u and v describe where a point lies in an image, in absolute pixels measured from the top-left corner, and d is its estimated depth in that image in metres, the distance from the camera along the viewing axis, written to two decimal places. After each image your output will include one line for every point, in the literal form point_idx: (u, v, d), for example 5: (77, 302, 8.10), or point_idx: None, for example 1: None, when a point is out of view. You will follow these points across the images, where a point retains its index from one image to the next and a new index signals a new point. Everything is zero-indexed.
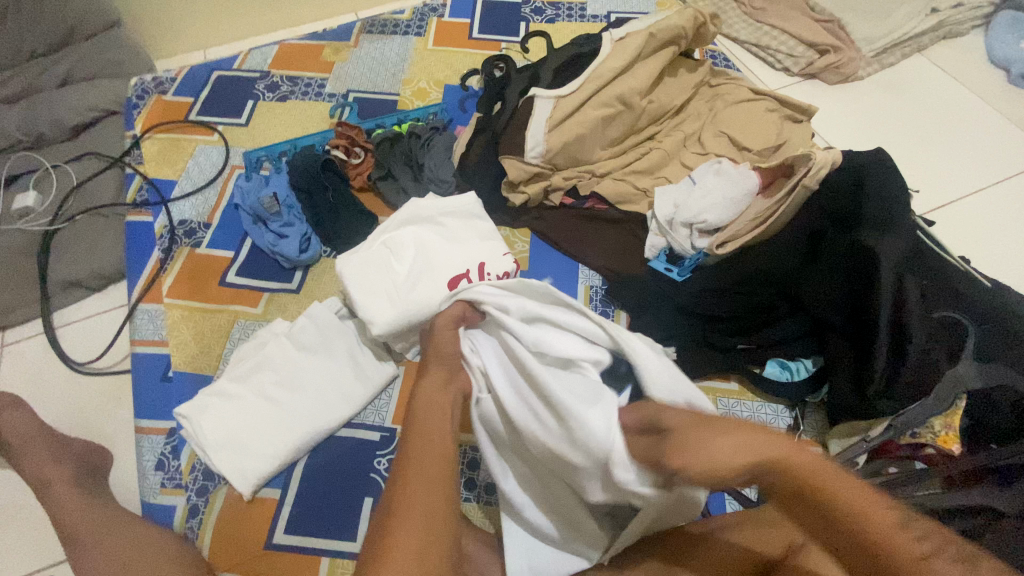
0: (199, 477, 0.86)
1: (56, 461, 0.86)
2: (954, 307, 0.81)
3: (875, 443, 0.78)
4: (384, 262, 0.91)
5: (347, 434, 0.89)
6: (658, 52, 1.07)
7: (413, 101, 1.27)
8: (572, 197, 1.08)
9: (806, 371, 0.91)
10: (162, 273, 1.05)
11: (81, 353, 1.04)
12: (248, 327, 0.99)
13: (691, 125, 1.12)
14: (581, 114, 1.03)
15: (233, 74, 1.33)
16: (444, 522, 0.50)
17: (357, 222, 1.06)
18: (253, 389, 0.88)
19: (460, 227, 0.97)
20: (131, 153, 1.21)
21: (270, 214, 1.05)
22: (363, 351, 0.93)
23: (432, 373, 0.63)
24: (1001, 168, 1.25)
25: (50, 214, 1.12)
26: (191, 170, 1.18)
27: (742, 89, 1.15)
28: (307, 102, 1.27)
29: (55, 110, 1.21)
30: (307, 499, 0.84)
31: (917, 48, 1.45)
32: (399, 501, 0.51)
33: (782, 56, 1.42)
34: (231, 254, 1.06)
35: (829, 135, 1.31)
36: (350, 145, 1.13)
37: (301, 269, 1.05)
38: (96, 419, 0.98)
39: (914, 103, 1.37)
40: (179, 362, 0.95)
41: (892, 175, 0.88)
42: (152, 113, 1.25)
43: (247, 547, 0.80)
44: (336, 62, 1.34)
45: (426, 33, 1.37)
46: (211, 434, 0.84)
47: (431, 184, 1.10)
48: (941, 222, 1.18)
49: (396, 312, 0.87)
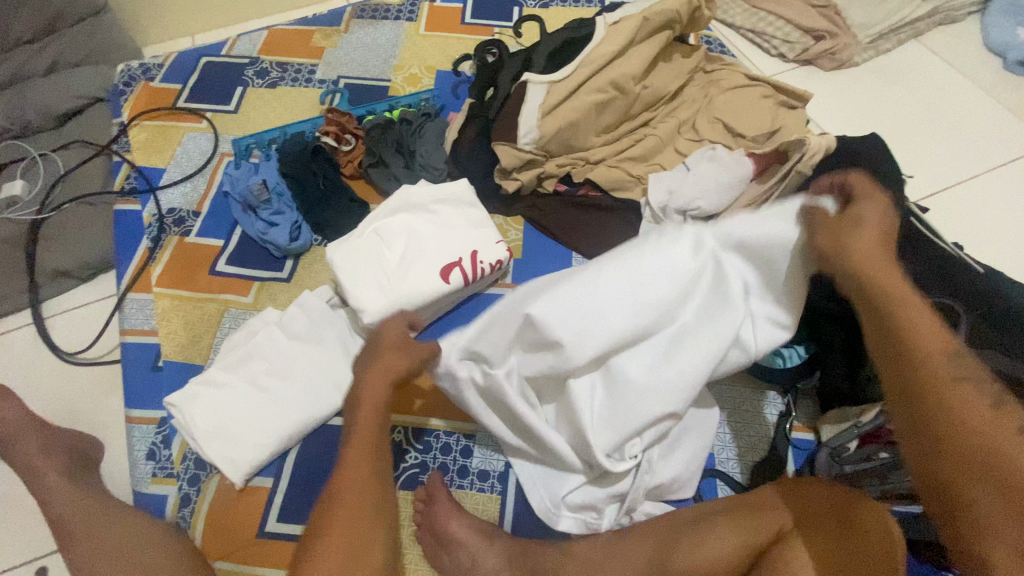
0: (191, 467, 0.85)
1: (46, 452, 0.85)
2: (945, 291, 0.82)
3: (864, 432, 0.76)
4: (375, 250, 0.90)
5: (339, 423, 0.89)
6: (652, 37, 1.05)
7: (405, 87, 1.25)
8: (566, 183, 1.08)
9: (799, 357, 0.86)
10: (151, 262, 1.03)
11: (70, 344, 1.03)
12: (239, 316, 0.98)
13: (686, 111, 1.11)
14: (574, 100, 1.01)
15: (221, 60, 1.31)
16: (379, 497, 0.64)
17: (348, 210, 1.05)
18: (244, 378, 0.87)
19: (453, 214, 0.96)
20: (118, 140, 1.19)
21: (259, 202, 1.03)
22: (355, 341, 0.93)
23: (386, 358, 0.73)
24: (994, 155, 1.25)
25: (36, 203, 1.11)
26: (179, 158, 1.16)
27: (738, 74, 1.13)
28: (297, 89, 1.25)
29: (39, 97, 1.18)
30: (299, 488, 0.84)
31: (913, 34, 1.44)
32: (351, 473, 0.64)
33: (778, 42, 1.40)
34: (221, 242, 1.05)
35: (824, 122, 1.31)
36: (341, 132, 1.11)
37: (292, 258, 1.04)
38: (86, 410, 0.97)
39: (909, 90, 1.36)
40: (169, 351, 0.94)
41: (882, 160, 0.87)
42: (139, 100, 1.23)
43: (239, 536, 0.80)
44: (326, 47, 1.32)
45: (418, 19, 1.35)
46: (202, 424, 0.84)
47: (423, 171, 1.09)
48: (935, 209, 1.18)
49: (387, 301, 0.87)
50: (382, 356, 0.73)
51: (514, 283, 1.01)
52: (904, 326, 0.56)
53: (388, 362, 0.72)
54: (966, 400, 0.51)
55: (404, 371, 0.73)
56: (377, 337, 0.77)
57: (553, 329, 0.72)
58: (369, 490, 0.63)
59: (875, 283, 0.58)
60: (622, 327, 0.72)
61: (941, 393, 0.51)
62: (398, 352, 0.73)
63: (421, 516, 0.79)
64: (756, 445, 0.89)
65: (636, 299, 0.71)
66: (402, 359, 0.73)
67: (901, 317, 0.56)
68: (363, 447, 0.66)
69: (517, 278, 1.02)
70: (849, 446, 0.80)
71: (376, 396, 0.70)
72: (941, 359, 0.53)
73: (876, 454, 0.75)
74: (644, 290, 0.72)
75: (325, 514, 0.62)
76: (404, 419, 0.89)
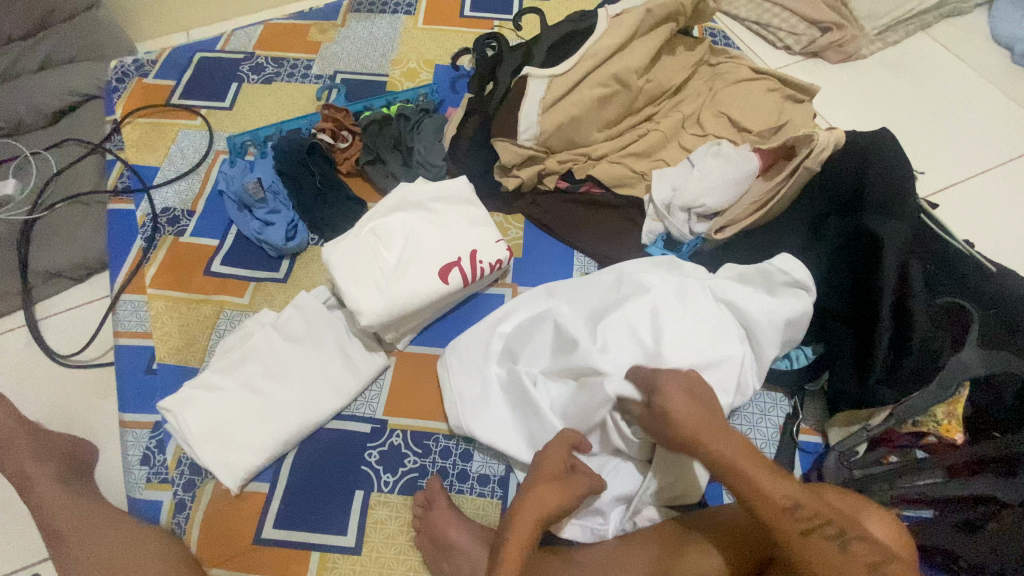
0: (186, 472, 0.84)
1: (39, 457, 0.83)
2: (955, 293, 0.80)
3: (874, 433, 0.78)
4: (372, 250, 0.88)
5: (336, 426, 0.87)
6: (656, 29, 1.03)
7: (402, 82, 1.22)
8: (568, 179, 1.05)
9: (807, 359, 0.87)
10: (145, 263, 1.01)
11: (64, 345, 1.01)
12: (234, 318, 0.96)
13: (690, 105, 1.08)
14: (576, 94, 0.99)
15: (216, 56, 1.28)
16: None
17: (346, 209, 1.04)
18: (240, 382, 0.85)
19: (451, 213, 0.94)
20: (111, 138, 1.16)
21: (254, 200, 1.01)
22: (352, 343, 0.91)
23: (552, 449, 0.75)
24: (1004, 150, 1.22)
25: (29, 203, 1.09)
26: (173, 156, 1.14)
27: (743, 67, 1.10)
28: (293, 84, 1.23)
29: (32, 94, 1.16)
30: (296, 493, 0.82)
31: (920, 26, 1.41)
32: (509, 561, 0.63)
33: (783, 35, 1.37)
34: (216, 242, 1.03)
35: (830, 116, 1.28)
36: (337, 128, 1.09)
37: (289, 258, 1.02)
38: (80, 413, 0.96)
39: (918, 84, 1.33)
40: (163, 353, 0.92)
41: (895, 157, 0.84)
42: (133, 97, 1.21)
43: (235, 543, 0.79)
44: (322, 42, 1.29)
45: (415, 12, 1.32)
46: (196, 429, 0.82)
47: (421, 168, 1.07)
48: (944, 204, 1.16)
49: (385, 303, 0.85)
50: (537, 488, 0.71)
51: (515, 283, 0.99)
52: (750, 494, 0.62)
53: (546, 496, 0.70)
54: (824, 556, 0.57)
55: (559, 509, 0.70)
56: (537, 460, 0.75)
57: (574, 342, 0.80)
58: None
59: (721, 457, 0.64)
60: (624, 326, 0.79)
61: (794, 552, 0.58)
62: (559, 484, 0.71)
63: (419, 521, 0.78)
64: (762, 448, 0.87)
65: (645, 329, 0.79)
66: (560, 495, 0.70)
67: (743, 484, 0.62)
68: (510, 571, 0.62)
69: (517, 278, 1.00)
70: (858, 450, 0.80)
71: (532, 524, 0.67)
72: (786, 517, 0.59)
73: (886, 458, 0.79)
74: (637, 297, 0.81)
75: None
76: (402, 423, 0.87)
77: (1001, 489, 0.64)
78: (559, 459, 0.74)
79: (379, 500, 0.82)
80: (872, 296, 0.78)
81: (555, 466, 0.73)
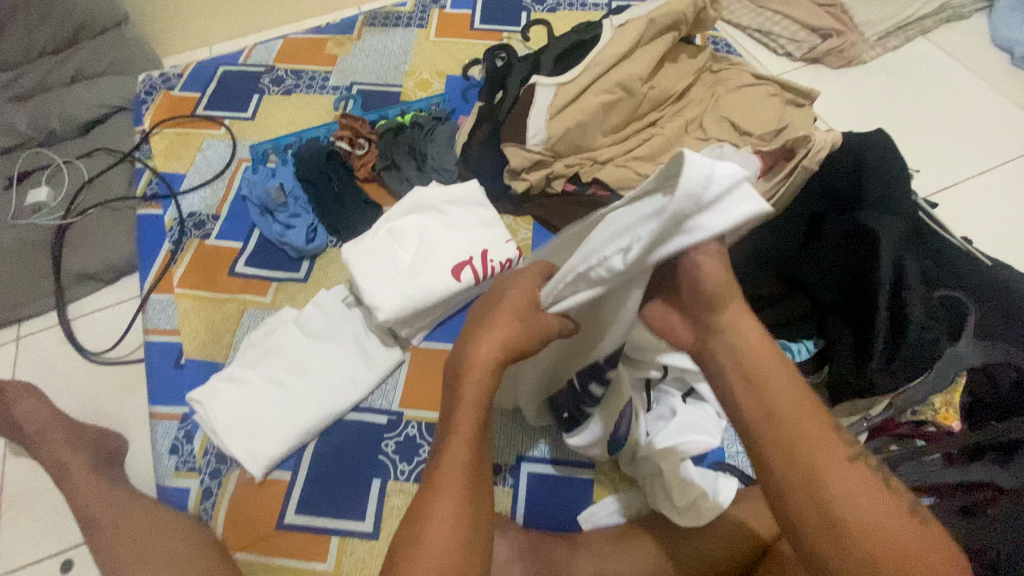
0: (212, 461, 0.88)
1: (74, 447, 0.89)
2: (952, 286, 0.83)
3: (875, 424, 0.82)
4: (387, 249, 0.93)
5: (355, 417, 0.91)
6: (659, 38, 1.07)
7: (416, 92, 1.28)
8: (576, 182, 1.08)
9: (808, 352, 0.91)
10: (173, 264, 1.07)
11: (95, 343, 1.07)
12: (258, 316, 1.01)
13: (693, 110, 1.12)
14: (581, 101, 1.03)
15: (238, 69, 1.34)
16: (478, 476, 0.56)
17: (362, 212, 1.08)
18: (263, 375, 0.90)
19: (463, 214, 0.98)
20: (140, 147, 1.22)
21: (277, 205, 1.07)
22: (369, 338, 0.95)
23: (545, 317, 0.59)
24: (1006, 150, 1.25)
25: (62, 209, 1.15)
26: (199, 164, 1.20)
27: (744, 74, 1.14)
28: (311, 95, 1.29)
29: (65, 107, 1.23)
30: (317, 481, 0.86)
31: (921, 31, 1.44)
32: (452, 444, 0.56)
33: (784, 42, 1.41)
34: (239, 244, 1.08)
35: (831, 119, 1.31)
36: (354, 136, 1.15)
37: (308, 259, 1.07)
38: (110, 407, 1.01)
39: (918, 87, 1.36)
40: (192, 350, 0.97)
41: (891, 156, 0.86)
42: (161, 109, 1.27)
43: (260, 528, 0.83)
44: (339, 55, 1.35)
45: (428, 26, 1.38)
46: (223, 419, 0.86)
47: (434, 173, 1.12)
48: (944, 203, 1.18)
49: (402, 298, 0.89)
50: (492, 325, 0.57)
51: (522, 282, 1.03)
52: (777, 408, 0.49)
53: (507, 326, 0.57)
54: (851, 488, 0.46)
55: (517, 349, 0.57)
56: (504, 302, 0.59)
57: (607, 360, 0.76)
58: (468, 469, 0.55)
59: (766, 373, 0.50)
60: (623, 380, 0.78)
61: (846, 497, 0.46)
62: (527, 312, 0.59)
63: None
64: None
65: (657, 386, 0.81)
66: (516, 324, 0.58)
67: (782, 416, 0.49)
68: (464, 426, 0.56)
69: None
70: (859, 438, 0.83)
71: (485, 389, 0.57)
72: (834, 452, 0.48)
73: (888, 447, 0.81)
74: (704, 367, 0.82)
75: (434, 490, 0.54)
76: (419, 415, 0.91)
77: (996, 473, 0.67)
78: (533, 323, 0.58)
79: (396, 488, 0.85)
80: (869, 287, 0.80)
81: (528, 321, 0.58)
